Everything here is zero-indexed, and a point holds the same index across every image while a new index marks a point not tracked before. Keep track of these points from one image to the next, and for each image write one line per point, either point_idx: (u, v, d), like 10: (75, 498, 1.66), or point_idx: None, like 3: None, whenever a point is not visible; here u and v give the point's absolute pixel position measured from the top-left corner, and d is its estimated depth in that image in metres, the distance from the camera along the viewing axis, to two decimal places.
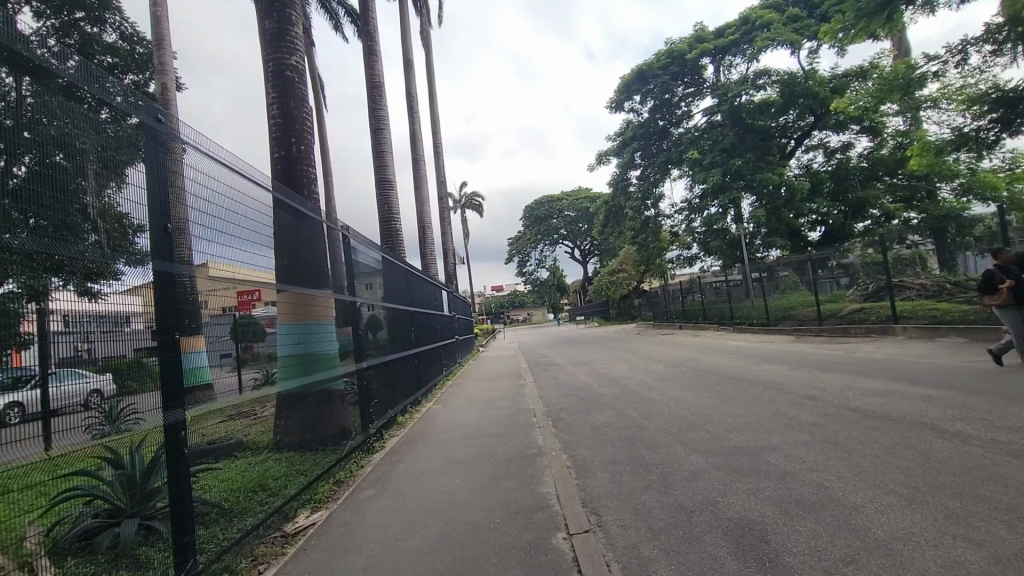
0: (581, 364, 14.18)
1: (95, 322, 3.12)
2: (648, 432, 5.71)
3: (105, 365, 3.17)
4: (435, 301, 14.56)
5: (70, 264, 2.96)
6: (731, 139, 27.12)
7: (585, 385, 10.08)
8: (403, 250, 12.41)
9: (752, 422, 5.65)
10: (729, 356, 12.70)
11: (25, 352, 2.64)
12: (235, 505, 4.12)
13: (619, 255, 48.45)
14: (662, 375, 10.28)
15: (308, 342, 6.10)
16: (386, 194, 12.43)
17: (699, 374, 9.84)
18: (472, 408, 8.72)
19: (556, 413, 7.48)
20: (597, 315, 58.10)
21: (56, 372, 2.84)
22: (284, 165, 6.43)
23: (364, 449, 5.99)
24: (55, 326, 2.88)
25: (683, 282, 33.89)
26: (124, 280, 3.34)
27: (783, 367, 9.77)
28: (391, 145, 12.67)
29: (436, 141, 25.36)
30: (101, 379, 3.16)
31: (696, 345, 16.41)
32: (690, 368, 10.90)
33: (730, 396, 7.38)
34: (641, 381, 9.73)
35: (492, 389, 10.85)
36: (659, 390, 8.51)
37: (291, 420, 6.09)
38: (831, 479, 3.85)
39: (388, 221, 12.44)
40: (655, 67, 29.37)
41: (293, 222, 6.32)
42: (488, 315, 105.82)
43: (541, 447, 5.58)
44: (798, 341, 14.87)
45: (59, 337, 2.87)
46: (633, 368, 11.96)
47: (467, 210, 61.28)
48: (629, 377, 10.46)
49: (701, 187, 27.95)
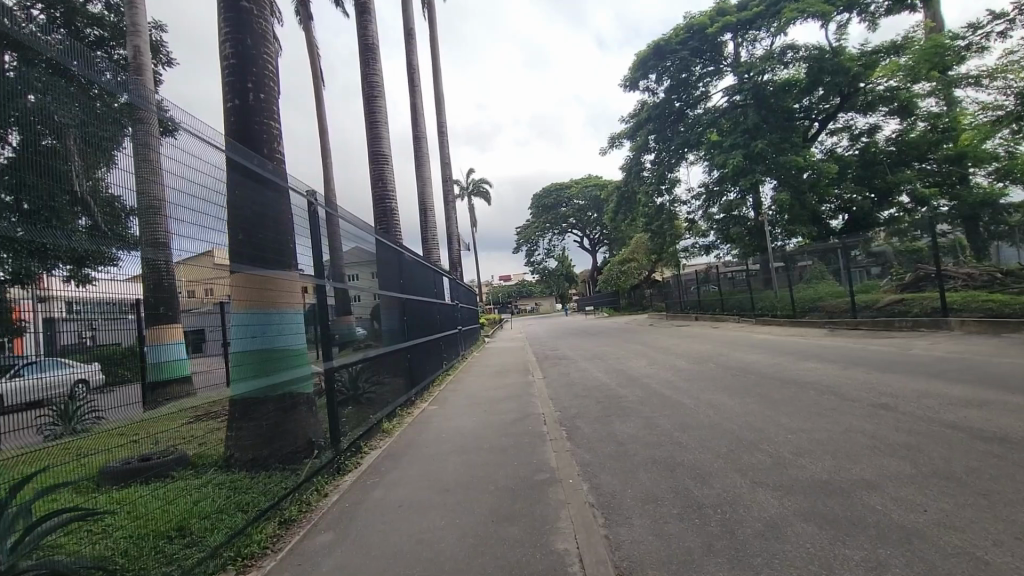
0: (595, 358, 12.98)
1: (93, 308, 3.24)
2: (690, 454, 4.50)
3: (94, 353, 3.25)
4: (434, 288, 13.38)
5: (55, 249, 2.99)
6: (755, 118, 25.45)
7: (603, 384, 8.87)
8: (399, 231, 11.22)
9: (826, 443, 4.42)
10: (760, 351, 11.43)
11: (24, 340, 2.78)
12: (130, 566, 3.01)
13: (631, 244, 46.98)
14: (690, 373, 9.06)
15: (269, 337, 4.93)
16: (380, 168, 11.21)
17: (733, 373, 8.60)
18: (472, 412, 7.50)
19: (570, 420, 6.29)
20: (607, 305, 56.67)
21: (42, 361, 2.90)
22: (238, 118, 5.23)
23: (332, 471, 4.78)
24: (59, 311, 3.02)
25: (698, 271, 32.46)
26: (120, 266, 3.46)
27: (829, 365, 8.52)
28: (386, 116, 11.45)
29: (441, 120, 24.08)
30: (89, 369, 3.22)
31: (718, 338, 15.21)
32: (719, 365, 9.67)
33: (779, 402, 6.17)
34: (665, 380, 8.54)
35: (496, 388, 9.64)
36: (691, 392, 7.30)
37: (244, 432, 4.91)
38: (984, 546, 2.64)
39: (383, 200, 11.20)
40: (674, 41, 27.87)
41: (251, 189, 5.13)
42: (496, 305, 104.81)
43: (555, 471, 4.38)
44: (832, 334, 13.61)
45: (62, 325, 3.01)
46: (653, 364, 10.77)
47: (474, 197, 59.95)
48: (652, 375, 9.25)
49: (720, 171, 26.51)
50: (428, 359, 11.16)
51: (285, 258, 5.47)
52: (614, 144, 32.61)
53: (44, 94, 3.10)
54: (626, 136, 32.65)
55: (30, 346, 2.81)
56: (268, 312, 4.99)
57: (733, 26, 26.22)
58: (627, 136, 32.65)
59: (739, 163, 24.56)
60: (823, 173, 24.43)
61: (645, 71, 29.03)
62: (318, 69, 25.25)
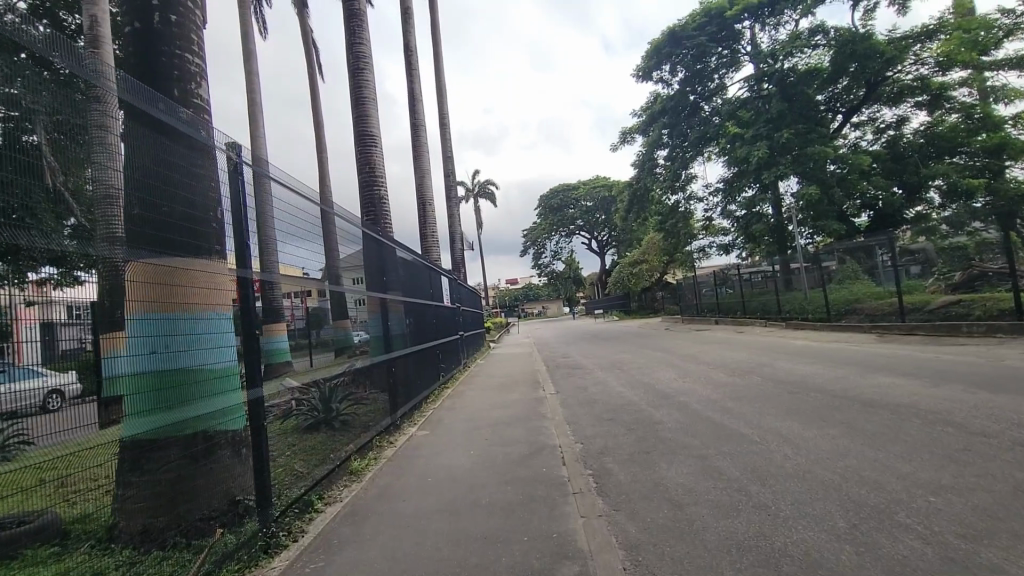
0: (612, 368, 11.40)
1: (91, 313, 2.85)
2: (795, 530, 2.97)
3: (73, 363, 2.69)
4: (430, 289, 11.88)
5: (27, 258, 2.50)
6: (779, 107, 23.89)
7: (629, 402, 7.28)
8: (388, 223, 9.71)
9: (1004, 518, 2.90)
10: (809, 361, 9.81)
11: (25, 348, 2.38)
12: None
13: (642, 245, 45.36)
14: (735, 389, 7.49)
15: (174, 354, 3.39)
16: (367, 151, 9.74)
17: (789, 390, 7.02)
18: (470, 442, 5.94)
19: (596, 458, 4.76)
20: (616, 308, 54.96)
21: (21, 371, 2.38)
22: (137, 49, 3.74)
23: (256, 555, 3.24)
24: (60, 317, 2.62)
25: (715, 273, 30.78)
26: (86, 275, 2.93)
27: (908, 381, 6.94)
28: (374, 91, 10.02)
29: (443, 112, 22.64)
30: (65, 378, 2.65)
31: (750, 345, 13.60)
32: (768, 379, 8.10)
33: (878, 435, 4.63)
34: (707, 399, 6.99)
35: (500, 407, 8.03)
36: (748, 417, 5.71)
37: (133, 492, 3.37)
38: None
39: (370, 187, 9.70)
40: (689, 27, 26.43)
41: (163, 149, 3.61)
42: (504, 308, 103.16)
43: (589, 561, 2.86)
44: (884, 341, 11.97)
45: (64, 330, 2.62)
46: (683, 375, 9.21)
47: (480, 198, 58.54)
48: (688, 391, 7.67)
49: (740, 166, 24.97)
50: (418, 372, 9.55)
51: (206, 244, 3.84)
52: (625, 139, 31.08)
53: (18, 84, 2.58)
54: (637, 131, 31.18)
55: (32, 356, 2.41)
56: (182, 315, 3.51)
57: (753, 11, 24.85)
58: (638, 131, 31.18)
59: (762, 156, 22.97)
60: (853, 166, 22.78)
61: (659, 61, 27.62)
62: (313, 59, 23.84)
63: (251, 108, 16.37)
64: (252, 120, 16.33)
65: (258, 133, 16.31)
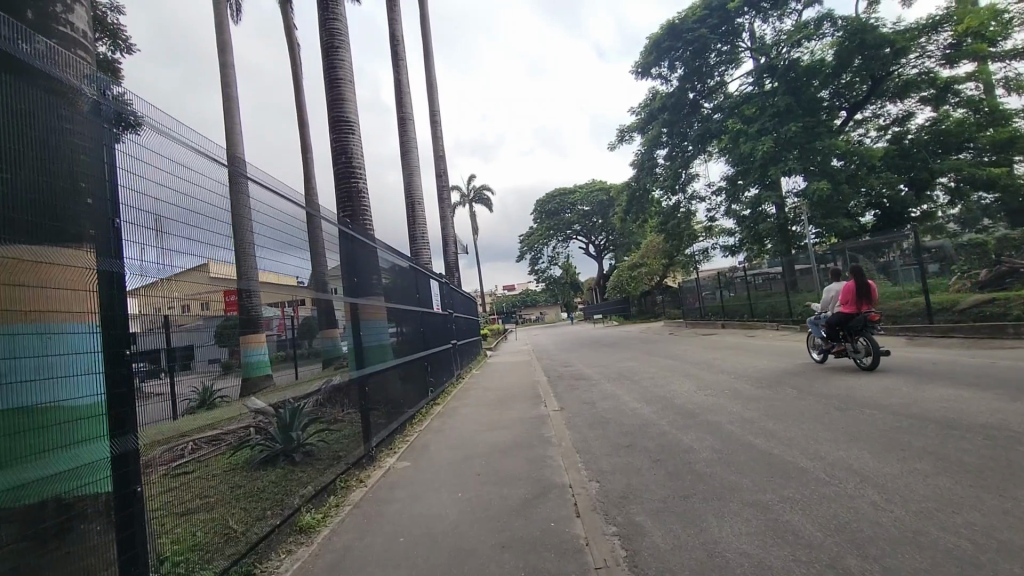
0: (619, 378, 10.32)
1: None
2: None
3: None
4: (419, 295, 10.85)
5: None
6: (784, 100, 22.98)
7: (647, 421, 6.20)
8: (366, 220, 8.63)
9: None
10: (841, 368, 8.74)
11: None
12: None
13: (641, 248, 44.33)
14: (770, 405, 6.40)
15: (26, 389, 2.41)
16: (342, 139, 8.68)
17: (835, 407, 5.95)
18: (457, 478, 4.85)
19: (618, 506, 3.69)
20: (615, 313, 53.85)
21: None
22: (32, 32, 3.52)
23: None
24: None
25: (718, 274, 29.72)
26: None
27: (975, 393, 5.89)
28: (349, 74, 8.98)
29: (434, 109, 21.59)
30: None
31: (767, 350, 12.54)
32: (803, 390, 7.04)
33: (983, 471, 3.57)
34: (739, 417, 5.92)
35: (496, 429, 6.92)
36: (799, 444, 4.64)
37: None
38: None
39: (347, 179, 8.60)
40: (690, 20, 25.56)
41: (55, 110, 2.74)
42: (501, 314, 101.99)
43: None
44: (915, 344, 10.93)
45: None
46: (702, 386, 8.14)
47: (476, 204, 57.50)
48: (714, 407, 6.59)
49: (743, 164, 24.10)
50: (399, 385, 8.53)
51: (77, 226, 2.72)
52: (623, 137, 30.14)
53: None
54: (635, 129, 30.29)
55: None
56: (35, 330, 2.48)
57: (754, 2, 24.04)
58: (636, 129, 30.29)
59: (768, 151, 22.00)
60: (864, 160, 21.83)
61: (658, 55, 26.74)
62: (297, 54, 22.71)
63: (227, 103, 15.28)
64: (228, 116, 15.22)
65: (235, 129, 15.20)
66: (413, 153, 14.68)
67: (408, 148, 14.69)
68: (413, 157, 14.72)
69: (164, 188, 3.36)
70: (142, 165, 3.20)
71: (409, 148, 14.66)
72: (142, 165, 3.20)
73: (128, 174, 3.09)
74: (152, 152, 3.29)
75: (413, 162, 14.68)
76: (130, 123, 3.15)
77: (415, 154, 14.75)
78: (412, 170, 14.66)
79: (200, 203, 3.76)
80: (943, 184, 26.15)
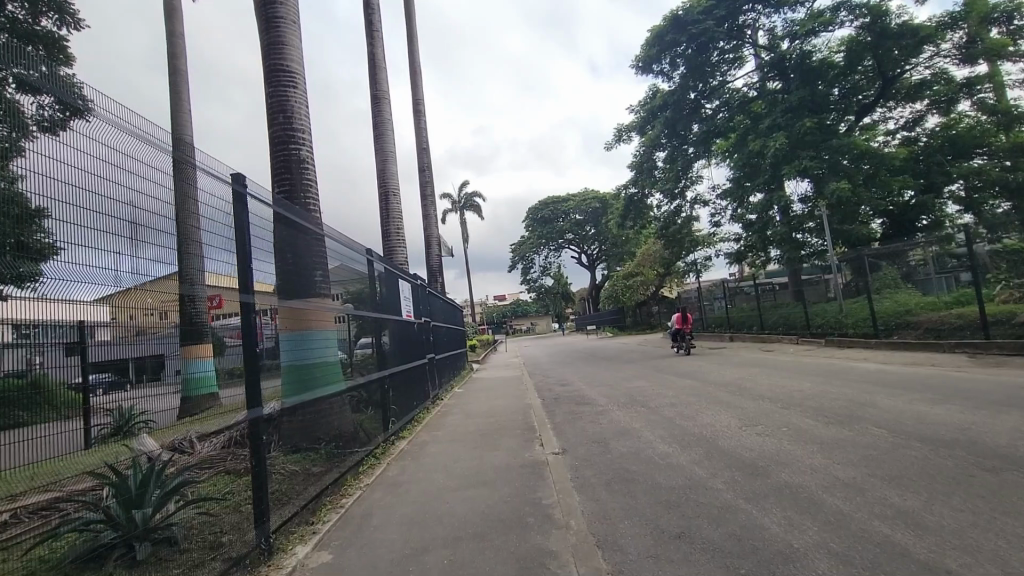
0: (630, 404, 8.35)
1: None
2: None
3: None
4: (388, 299, 8.83)
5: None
6: (797, 96, 21.61)
7: (694, 482, 4.22)
8: (309, 200, 6.64)
9: None
10: (915, 397, 6.84)
11: None
12: None
13: (637, 257, 42.39)
14: (867, 457, 4.44)
15: None
16: (281, 94, 6.71)
17: (968, 467, 4.06)
18: None
19: None
20: (609, 324, 51.77)
21: None
22: None
23: None
24: None
25: (721, 283, 27.84)
26: None
27: None
28: (292, 12, 7.01)
29: (418, 98, 19.64)
30: None
31: (799, 370, 10.59)
32: (893, 432, 5.12)
33: None
34: (831, 480, 3.98)
35: (473, 484, 4.92)
36: (978, 551, 2.75)
37: None
38: None
39: (285, 145, 6.62)
40: (694, 12, 23.98)
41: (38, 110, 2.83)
42: (491, 324, 99.47)
43: None
44: (982, 364, 9.04)
45: None
46: (745, 421, 6.23)
47: (466, 210, 55.51)
48: (783, 459, 4.62)
49: (750, 166, 22.81)
50: (333, 410, 6.51)
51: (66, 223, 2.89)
52: (620, 137, 28.53)
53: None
54: (634, 129, 28.64)
55: None
56: None
57: None
58: (634, 129, 28.65)
59: (780, 149, 20.39)
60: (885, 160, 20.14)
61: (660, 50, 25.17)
62: None
63: (173, 77, 13.27)
64: (173, 91, 13.16)
65: (182, 107, 13.17)
66: (388, 137, 12.74)
67: (382, 130, 12.71)
68: (390, 141, 12.77)
69: (109, 183, 3.25)
70: (83, 152, 3.06)
71: (384, 132, 12.71)
72: (83, 153, 3.07)
73: (82, 170, 3.06)
74: (97, 142, 3.17)
75: (389, 148, 12.70)
76: (77, 108, 3.02)
77: (391, 139, 12.75)
78: (388, 156, 12.66)
79: (150, 200, 3.62)
80: (952, 193, 24.88)
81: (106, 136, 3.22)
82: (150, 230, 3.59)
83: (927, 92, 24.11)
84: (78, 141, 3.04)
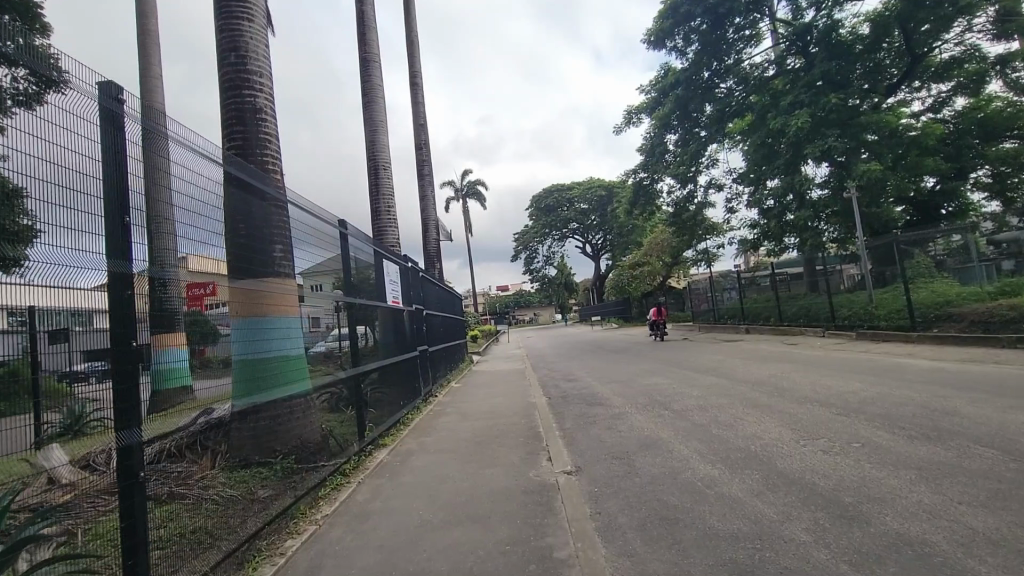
0: (650, 405, 7.18)
1: None
2: None
3: None
4: (373, 282, 7.61)
5: None
6: (821, 71, 20.35)
7: (765, 529, 3.08)
8: (268, 158, 5.41)
9: None
10: (1002, 402, 5.67)
11: None
12: None
13: (644, 246, 41.00)
14: (997, 495, 3.30)
15: None
16: (233, 31, 5.45)
17: None
18: None
19: None
20: (614, 315, 50.44)
21: None
22: None
23: None
24: None
25: (734, 272, 26.54)
26: None
27: None
28: None
29: (415, 72, 18.33)
30: None
31: (837, 367, 9.40)
32: (1007, 454, 3.99)
33: None
34: (963, 532, 2.86)
35: (463, 517, 3.79)
36: None
37: None
38: None
39: (238, 91, 5.38)
40: None
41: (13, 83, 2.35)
42: (493, 314, 98.40)
43: None
44: None
45: None
46: (802, 433, 5.09)
47: (468, 198, 54.20)
48: (878, 495, 3.48)
49: (770, 146, 21.53)
50: (299, 416, 5.29)
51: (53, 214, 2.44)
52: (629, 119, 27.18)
53: None
54: (644, 111, 27.29)
55: None
56: None
57: None
58: (644, 110, 27.30)
59: (802, 127, 19.05)
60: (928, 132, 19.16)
61: (673, 26, 23.79)
62: None
63: (142, 38, 12.04)
64: (143, 53, 11.95)
65: (152, 71, 11.95)
66: (379, 105, 11.51)
67: (371, 96, 11.48)
68: (381, 109, 11.55)
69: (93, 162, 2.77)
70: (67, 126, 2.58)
71: (375, 99, 11.47)
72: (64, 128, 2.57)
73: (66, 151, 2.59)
74: (77, 115, 2.66)
75: (379, 116, 11.48)
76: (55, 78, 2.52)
77: (381, 106, 11.51)
78: (377, 127, 11.45)
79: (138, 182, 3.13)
80: (978, 180, 23.53)
81: (85, 110, 2.70)
82: (138, 213, 3.09)
83: (957, 70, 22.54)
84: (60, 114, 2.55)
